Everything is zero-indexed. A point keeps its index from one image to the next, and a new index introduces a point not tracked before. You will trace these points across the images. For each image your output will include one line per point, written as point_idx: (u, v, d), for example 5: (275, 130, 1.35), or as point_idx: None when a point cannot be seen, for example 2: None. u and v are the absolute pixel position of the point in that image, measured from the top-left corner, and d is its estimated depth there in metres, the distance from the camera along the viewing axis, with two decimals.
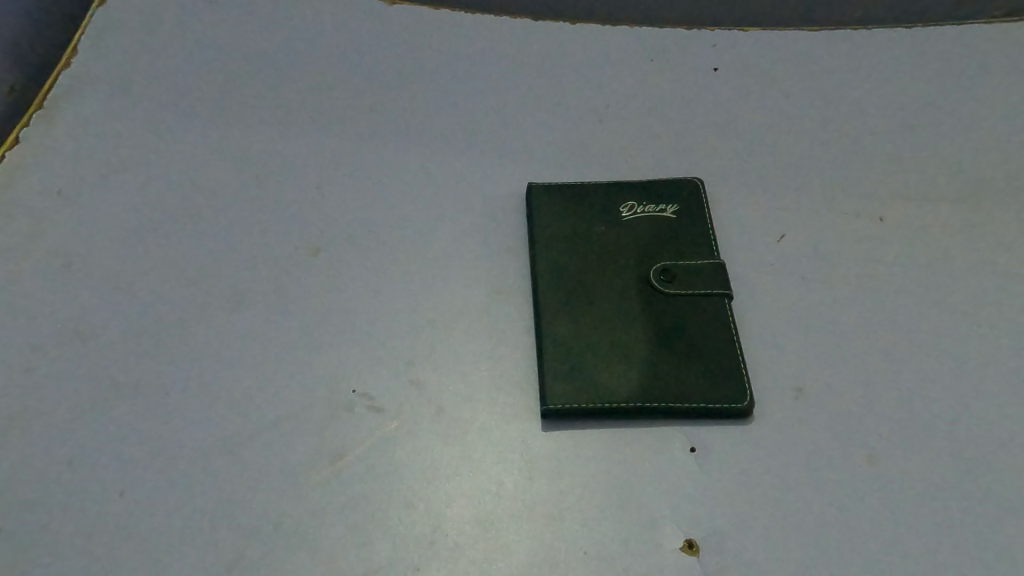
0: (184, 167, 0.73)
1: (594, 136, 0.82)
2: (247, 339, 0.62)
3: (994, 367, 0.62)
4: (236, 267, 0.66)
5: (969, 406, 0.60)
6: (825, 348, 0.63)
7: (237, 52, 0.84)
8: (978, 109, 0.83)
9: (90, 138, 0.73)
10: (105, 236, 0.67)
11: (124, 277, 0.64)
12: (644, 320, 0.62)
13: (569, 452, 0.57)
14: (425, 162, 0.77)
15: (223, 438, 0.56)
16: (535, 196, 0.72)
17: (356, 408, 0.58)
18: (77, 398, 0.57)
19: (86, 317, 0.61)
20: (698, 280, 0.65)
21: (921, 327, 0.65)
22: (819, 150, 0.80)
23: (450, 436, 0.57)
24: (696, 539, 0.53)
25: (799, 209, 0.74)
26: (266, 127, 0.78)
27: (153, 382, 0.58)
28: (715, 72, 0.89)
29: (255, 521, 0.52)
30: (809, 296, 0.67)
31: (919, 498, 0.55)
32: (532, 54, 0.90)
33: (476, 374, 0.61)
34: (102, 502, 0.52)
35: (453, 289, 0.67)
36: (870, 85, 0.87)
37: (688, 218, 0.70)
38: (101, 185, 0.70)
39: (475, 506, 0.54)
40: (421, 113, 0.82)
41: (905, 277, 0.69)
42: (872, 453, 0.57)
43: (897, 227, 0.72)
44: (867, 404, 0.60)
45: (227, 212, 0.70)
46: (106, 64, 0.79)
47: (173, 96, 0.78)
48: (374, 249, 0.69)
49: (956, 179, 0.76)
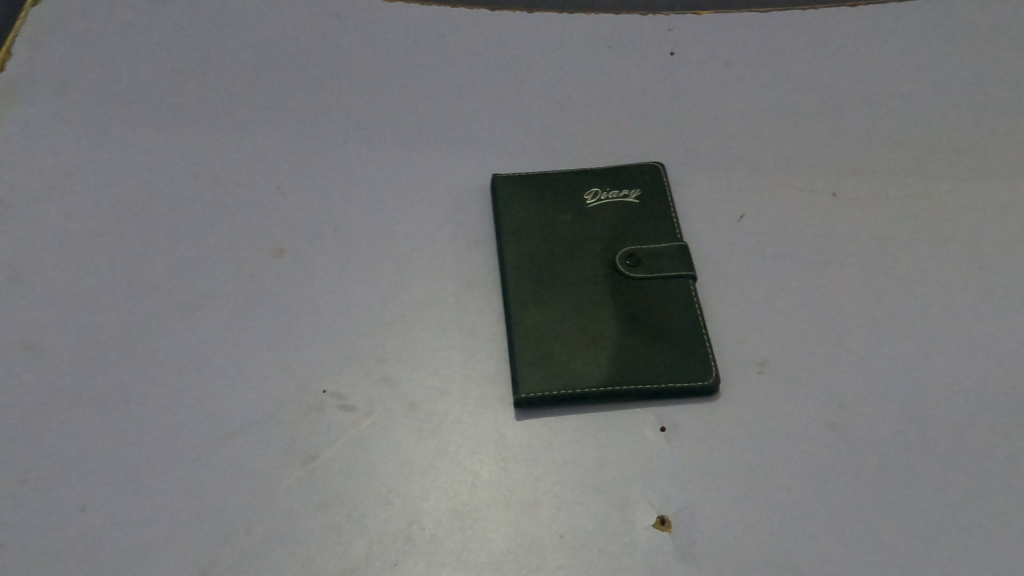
0: (142, 173, 0.72)
1: (556, 123, 0.82)
2: (210, 342, 0.61)
3: (946, 333, 0.65)
4: (196, 271, 0.66)
5: (919, 371, 0.62)
6: (785, 323, 0.65)
7: (187, 53, 0.83)
8: (926, 82, 0.85)
9: (36, 145, 0.70)
10: (58, 245, 0.65)
11: (81, 286, 0.63)
12: (611, 305, 0.63)
13: (541, 439, 0.58)
14: (385, 156, 0.77)
15: (193, 445, 0.56)
16: (500, 187, 0.72)
17: (326, 408, 0.59)
18: (31, 417, 0.55)
19: (40, 331, 0.60)
20: (663, 263, 0.66)
21: (872, 298, 0.67)
22: (775, 130, 0.81)
23: (424, 430, 0.58)
24: (669, 515, 0.54)
25: (759, 189, 0.76)
26: (221, 126, 0.77)
27: (112, 394, 0.57)
28: (672, 57, 0.89)
29: (230, 523, 0.52)
30: (770, 274, 0.69)
31: (879, 461, 0.57)
32: (490, 44, 0.89)
33: (447, 367, 0.62)
34: (64, 519, 0.51)
35: (421, 285, 0.67)
36: (823, 63, 0.88)
37: (652, 203, 0.71)
38: (51, 194, 0.68)
39: (452, 497, 0.55)
40: (380, 106, 0.82)
41: (858, 251, 0.71)
42: (831, 423, 0.59)
43: (854, 204, 0.74)
44: (823, 375, 0.62)
45: (187, 216, 0.69)
46: (47, 69, 0.76)
47: (126, 102, 0.77)
48: (336, 246, 0.69)
49: (906, 151, 0.78)
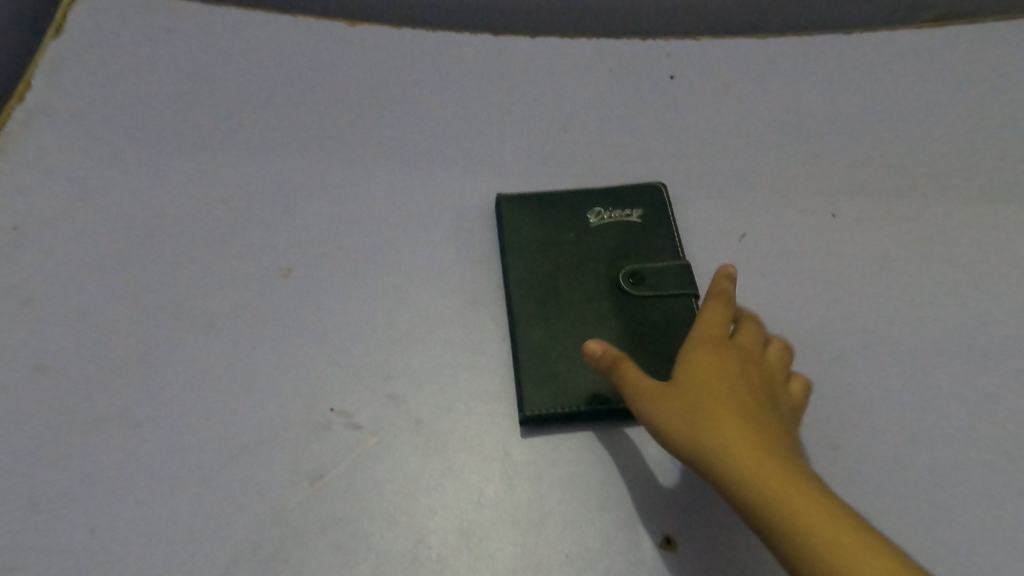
0: (155, 196, 0.73)
1: (559, 145, 0.84)
2: (220, 362, 0.62)
3: (947, 352, 0.65)
4: (206, 291, 0.67)
5: (922, 390, 0.63)
6: (788, 342, 0.66)
7: (198, 77, 0.84)
8: (921, 105, 0.87)
9: (54, 170, 0.73)
10: (73, 268, 0.66)
11: (95, 308, 0.64)
12: (614, 324, 0.64)
13: (546, 457, 0.59)
14: (391, 178, 0.78)
15: (201, 464, 0.56)
16: (505, 207, 0.74)
17: (333, 426, 0.59)
18: (44, 437, 0.56)
19: (54, 353, 0.61)
20: (666, 281, 0.67)
21: (873, 316, 0.68)
22: (775, 151, 0.83)
23: (430, 448, 0.59)
24: (675, 534, 0.54)
25: (758, 209, 0.77)
26: (232, 149, 0.78)
27: (121, 414, 0.58)
28: (672, 80, 0.91)
29: (237, 544, 0.52)
30: (772, 293, 0.70)
31: (884, 480, 0.57)
32: (494, 67, 0.91)
33: (453, 385, 0.63)
34: (73, 539, 0.51)
35: (427, 303, 0.68)
36: (821, 86, 0.90)
37: (654, 222, 0.72)
38: (67, 217, 0.70)
39: (458, 516, 0.55)
40: (387, 129, 0.83)
41: (859, 271, 0.72)
42: (837, 441, 0.60)
43: (853, 224, 0.75)
44: (827, 393, 0.62)
45: (197, 237, 0.71)
46: (65, 96, 0.78)
47: (140, 125, 0.79)
48: (344, 266, 0.70)
49: (903, 172, 0.80)
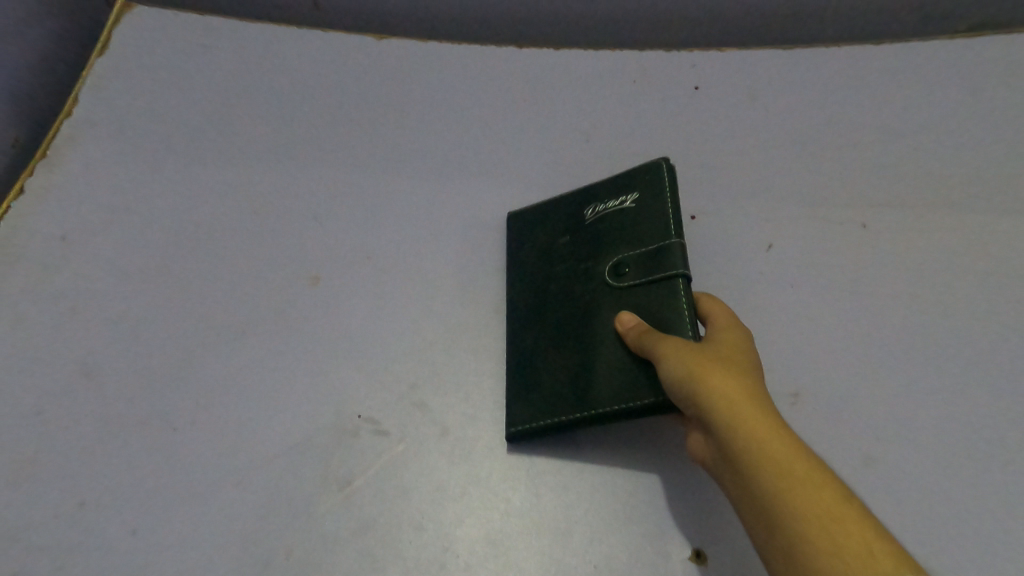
0: (190, 206, 0.76)
1: (582, 156, 0.84)
2: (253, 369, 0.64)
3: (983, 366, 0.64)
4: (239, 300, 0.69)
5: (957, 405, 0.61)
6: (816, 354, 0.65)
7: (231, 90, 0.87)
8: (956, 111, 0.84)
9: (97, 181, 0.75)
10: (115, 277, 0.69)
11: (135, 315, 0.67)
12: (598, 329, 0.61)
13: (571, 466, 0.59)
14: (418, 188, 0.80)
15: (234, 469, 0.57)
16: (513, 225, 0.75)
17: (361, 433, 0.60)
18: (88, 441, 0.58)
19: (96, 359, 0.63)
20: (653, 269, 0.60)
21: (906, 329, 0.67)
22: (802, 161, 0.82)
23: (457, 456, 0.59)
24: (703, 548, 0.54)
25: (785, 219, 0.76)
26: (264, 161, 0.81)
27: (161, 418, 0.60)
28: (696, 90, 0.91)
29: (269, 547, 0.53)
30: (800, 305, 0.69)
31: (920, 495, 0.56)
32: (518, 79, 0.92)
33: (479, 393, 0.63)
34: (116, 539, 0.53)
35: (452, 312, 0.69)
36: (849, 94, 0.89)
37: (647, 204, 0.64)
38: (109, 227, 0.72)
39: (485, 525, 0.55)
40: (413, 141, 0.85)
41: (891, 283, 0.70)
42: (870, 455, 0.59)
43: (883, 234, 0.74)
44: (858, 406, 0.62)
45: (231, 247, 0.73)
46: (107, 110, 0.81)
47: (176, 138, 0.81)
48: (372, 276, 0.71)
49: (937, 181, 0.78)
